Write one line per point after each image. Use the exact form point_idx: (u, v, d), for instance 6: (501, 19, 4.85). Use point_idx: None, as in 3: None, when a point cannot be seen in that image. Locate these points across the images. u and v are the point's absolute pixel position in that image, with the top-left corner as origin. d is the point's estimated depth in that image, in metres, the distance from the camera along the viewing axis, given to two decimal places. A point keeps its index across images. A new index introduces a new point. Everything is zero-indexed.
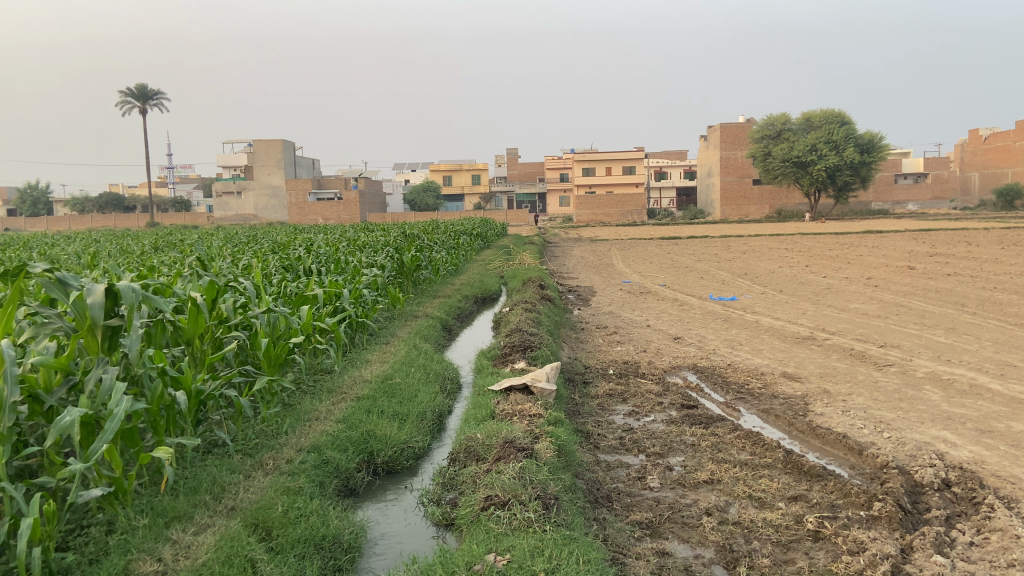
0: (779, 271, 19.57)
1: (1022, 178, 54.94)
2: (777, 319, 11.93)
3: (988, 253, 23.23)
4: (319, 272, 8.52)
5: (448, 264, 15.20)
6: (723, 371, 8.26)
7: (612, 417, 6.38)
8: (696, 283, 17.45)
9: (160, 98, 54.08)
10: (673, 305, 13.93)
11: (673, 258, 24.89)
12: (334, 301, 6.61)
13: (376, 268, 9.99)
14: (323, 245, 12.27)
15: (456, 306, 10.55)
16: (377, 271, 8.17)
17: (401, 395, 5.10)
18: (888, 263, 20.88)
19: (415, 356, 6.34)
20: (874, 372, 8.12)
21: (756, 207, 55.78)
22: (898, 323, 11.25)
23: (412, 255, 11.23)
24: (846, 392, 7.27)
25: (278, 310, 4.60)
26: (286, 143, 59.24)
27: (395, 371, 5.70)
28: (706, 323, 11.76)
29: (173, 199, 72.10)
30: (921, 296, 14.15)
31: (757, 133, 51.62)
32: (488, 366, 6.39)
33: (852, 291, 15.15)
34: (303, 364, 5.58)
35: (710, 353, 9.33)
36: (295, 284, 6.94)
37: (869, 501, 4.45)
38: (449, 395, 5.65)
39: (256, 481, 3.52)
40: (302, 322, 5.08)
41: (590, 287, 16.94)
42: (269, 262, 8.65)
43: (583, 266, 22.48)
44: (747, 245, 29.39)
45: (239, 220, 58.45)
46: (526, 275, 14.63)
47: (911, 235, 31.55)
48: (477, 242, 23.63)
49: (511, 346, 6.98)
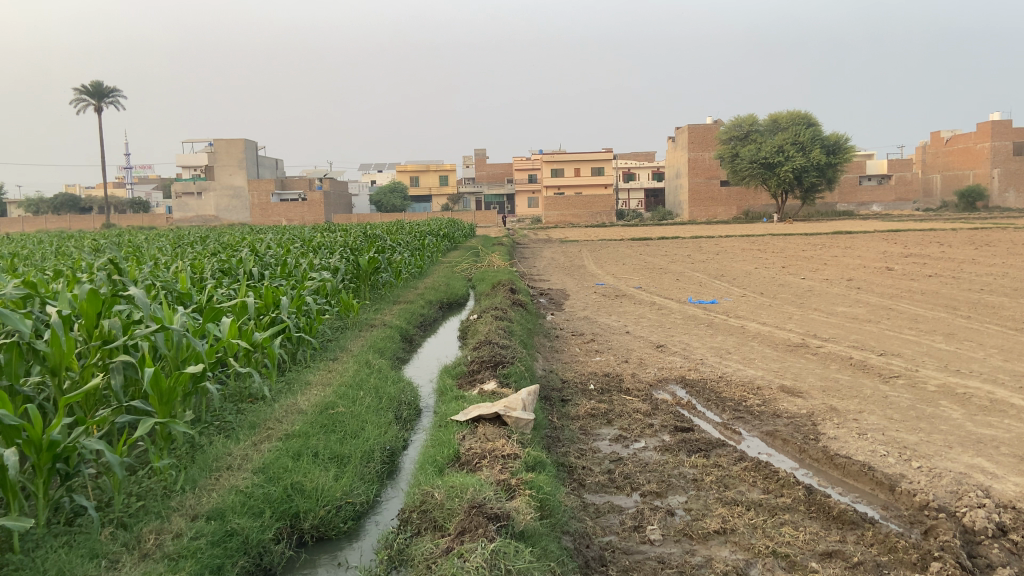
0: (756, 273, 18.86)
1: (985, 179, 55.30)
2: (763, 324, 11.14)
3: (964, 253, 22.76)
4: (262, 277, 7.56)
5: (412, 266, 14.22)
6: (715, 385, 7.43)
7: (596, 445, 5.51)
8: (673, 286, 16.65)
9: (117, 96, 52.23)
10: (650, 309, 13.14)
11: (645, 259, 24.17)
12: (270, 311, 5.67)
13: (330, 271, 9.05)
14: (272, 246, 11.18)
15: (418, 314, 9.56)
16: (325, 275, 7.20)
17: (343, 429, 4.18)
18: (866, 264, 20.30)
19: (365, 376, 5.39)
20: (881, 385, 7.33)
21: (724, 209, 55.46)
22: (891, 328, 10.51)
23: (370, 256, 10.22)
24: (858, 410, 6.45)
25: (179, 325, 3.69)
26: (248, 142, 57.81)
27: (339, 395, 4.75)
28: (689, 329, 10.92)
29: (131, 200, 70.08)
30: (908, 299, 13.49)
31: (725, 134, 51.33)
32: (453, 387, 5.43)
33: (835, 293, 14.45)
34: (228, 389, 4.66)
35: (698, 363, 8.49)
36: (225, 292, 5.96)
37: (922, 560, 3.63)
38: (405, 425, 4.72)
39: (123, 572, 2.64)
40: (218, 338, 4.16)
41: (562, 290, 16.08)
42: (203, 266, 7.66)
43: (554, 268, 21.69)
44: (719, 246, 28.77)
45: (199, 221, 56.70)
46: (494, 278, 13.71)
47: (882, 236, 31.18)
48: (443, 243, 22.71)
49: (480, 362, 6.04)
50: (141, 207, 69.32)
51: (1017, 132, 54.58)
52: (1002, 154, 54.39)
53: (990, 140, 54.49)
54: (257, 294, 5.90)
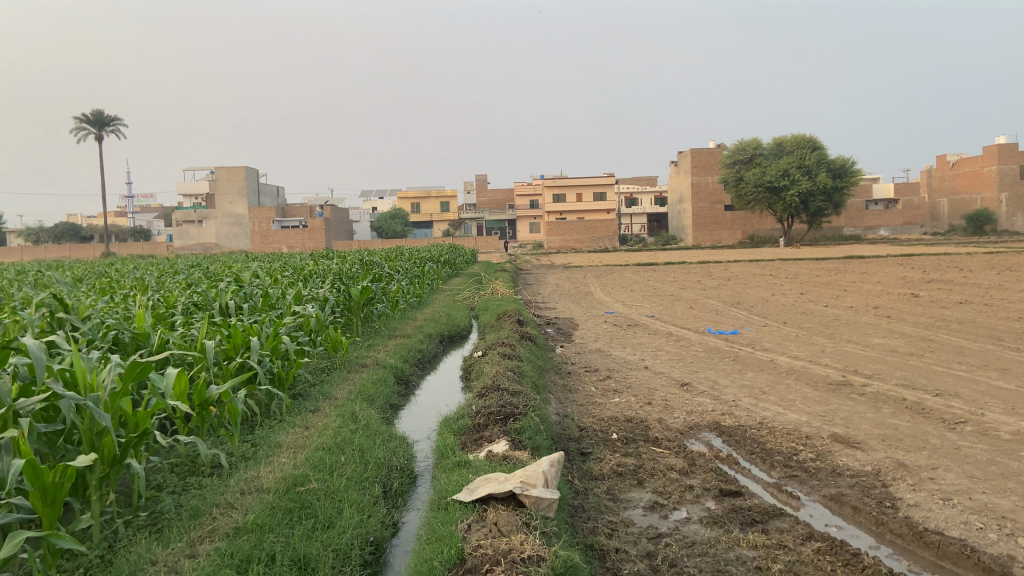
0: (774, 301, 17.89)
1: (992, 203, 54.45)
2: (794, 358, 10.20)
3: (987, 279, 21.76)
4: (239, 312, 6.69)
5: (411, 296, 13.30)
6: (757, 433, 6.48)
7: (629, 516, 4.57)
8: (688, 314, 15.70)
9: (118, 123, 51.77)
10: (668, 340, 12.21)
11: (655, 285, 23.26)
12: (237, 355, 4.79)
13: (319, 301, 8.16)
14: (258, 274, 10.28)
15: (416, 350, 8.61)
16: (309, 310, 6.32)
17: (315, 515, 3.26)
18: (887, 291, 19.32)
19: (348, 435, 4.47)
20: (948, 433, 6.37)
21: (729, 233, 54.70)
22: (937, 363, 9.55)
23: (363, 286, 9.30)
24: (931, 467, 5.47)
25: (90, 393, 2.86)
26: (249, 169, 57.31)
27: (314, 463, 3.83)
28: (714, 364, 9.96)
29: (131, 228, 69.43)
30: (945, 328, 12.52)
31: (729, 158, 50.61)
32: (456, 449, 4.49)
33: (864, 323, 13.48)
34: (174, 458, 3.76)
35: (731, 406, 7.52)
36: (183, 334, 5.07)
37: None
38: (395, 503, 3.79)
39: None
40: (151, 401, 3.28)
41: (571, 319, 15.18)
42: (172, 301, 6.79)
43: (560, 295, 20.80)
44: (729, 272, 27.79)
45: (200, 248, 55.88)
46: (499, 308, 12.80)
47: (896, 261, 30.19)
48: (445, 271, 21.84)
49: (487, 415, 5.10)
50: (142, 235, 68.80)
51: None
52: (1009, 178, 53.61)
53: (996, 163, 53.74)
54: (224, 334, 5.02)
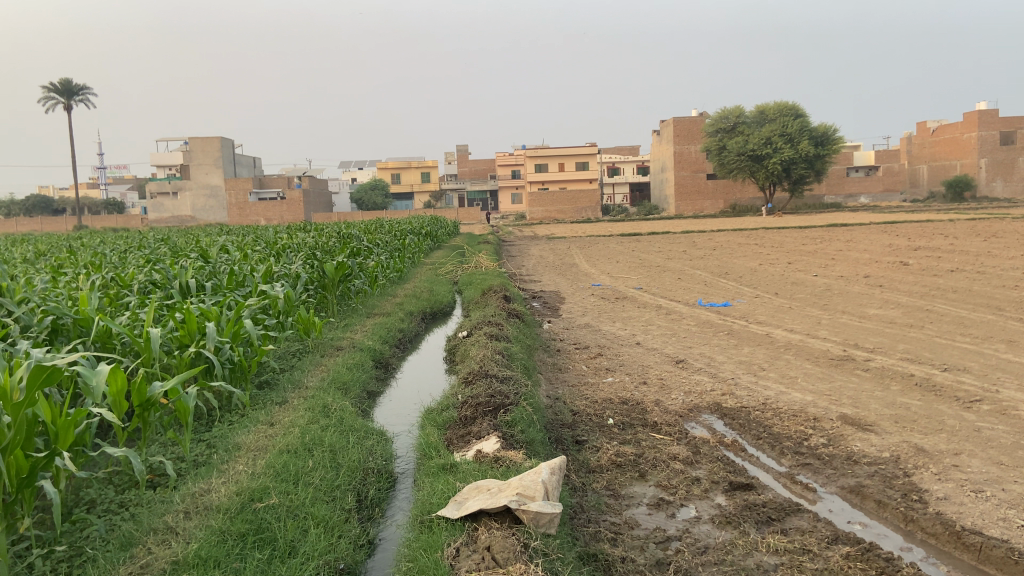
0: (763, 270, 17.49)
1: (971, 169, 54.37)
2: (792, 331, 9.78)
3: (973, 245, 21.46)
4: (201, 292, 6.18)
5: (391, 270, 12.74)
6: (762, 415, 6.05)
7: (632, 516, 4.13)
8: (676, 285, 15.24)
9: (87, 93, 50.22)
10: (658, 313, 11.76)
11: (640, 256, 22.78)
12: (192, 343, 4.37)
13: (290, 278, 7.62)
14: (227, 249, 9.68)
15: (396, 330, 8.08)
16: (278, 289, 5.83)
17: (269, 545, 2.93)
18: (876, 259, 18.97)
19: (316, 430, 4.09)
20: (964, 413, 5.98)
21: (711, 202, 54.33)
22: (939, 335, 9.18)
23: (338, 263, 8.74)
24: (954, 453, 5.06)
25: None
26: (225, 140, 56.12)
27: (274, 472, 3.48)
28: (708, 339, 9.51)
29: (104, 200, 67.84)
30: (941, 298, 12.16)
31: (711, 127, 50.02)
32: (440, 449, 4.01)
33: (857, 293, 13.11)
34: (114, 471, 3.41)
35: (731, 385, 7.08)
36: (130, 320, 4.60)
37: None
38: (366, 516, 3.45)
39: None
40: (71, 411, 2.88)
41: (557, 293, 14.69)
42: (127, 280, 6.22)
43: (544, 267, 20.28)
44: (714, 241, 27.39)
45: (176, 221, 54.86)
46: (483, 282, 12.27)
47: (880, 228, 29.93)
48: (426, 243, 21.27)
49: (473, 407, 4.63)
50: (116, 207, 67.11)
51: (1003, 121, 53.70)
52: (989, 144, 53.46)
53: (977, 130, 53.56)
54: (178, 320, 4.55)
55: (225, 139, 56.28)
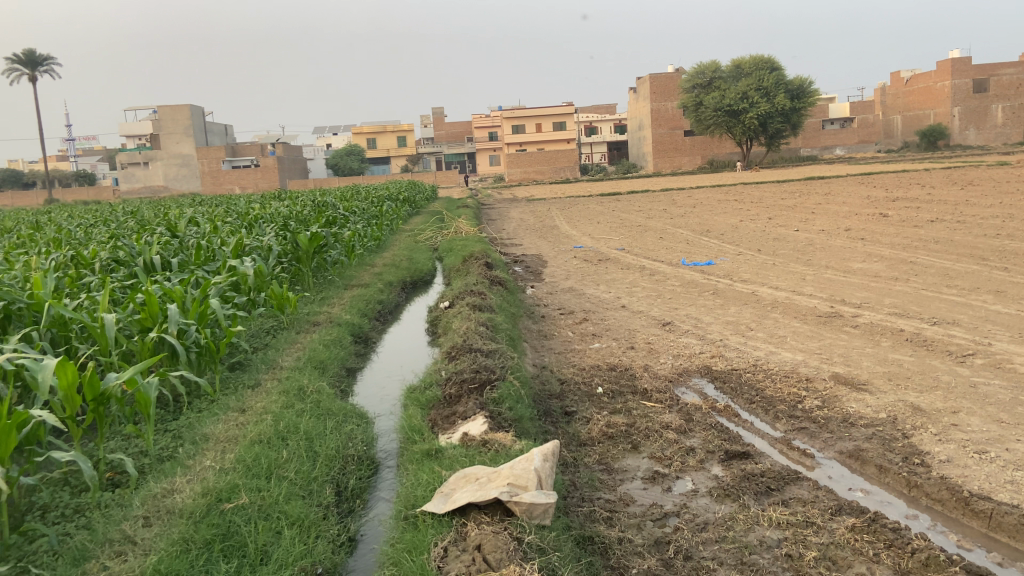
0: (744, 227, 17.31)
1: (944, 118, 54.29)
2: (777, 288, 9.63)
3: (951, 194, 21.38)
4: (168, 269, 5.92)
5: (368, 239, 12.45)
6: (754, 378, 5.90)
7: (626, 491, 3.96)
8: (658, 245, 15.06)
9: (50, 63, 48.76)
10: (642, 274, 11.57)
11: (621, 215, 22.54)
12: (154, 327, 4.13)
13: (262, 250, 7.35)
14: (195, 222, 9.35)
15: (375, 302, 7.85)
16: (248, 264, 5.56)
17: (239, 554, 2.77)
18: (856, 211, 18.84)
19: (290, 416, 3.89)
20: (958, 369, 5.85)
21: (689, 158, 54.05)
22: (926, 288, 9.05)
23: (312, 234, 8.47)
24: (951, 411, 4.93)
25: None
26: (194, 108, 54.89)
27: (244, 468, 3.29)
28: (693, 300, 9.34)
29: (73, 173, 66.34)
30: (924, 249, 12.06)
31: (688, 82, 49.50)
32: (425, 432, 3.81)
33: (840, 247, 12.98)
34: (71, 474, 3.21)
35: (720, 347, 6.93)
36: (87, 302, 4.33)
37: None
38: (345, 510, 3.29)
39: None
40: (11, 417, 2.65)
41: (538, 256, 14.45)
42: (89, 258, 5.93)
43: (524, 230, 20.01)
44: (693, 198, 27.18)
45: (147, 192, 53.80)
46: (463, 249, 12.01)
47: (857, 180, 29.83)
48: (404, 209, 20.89)
49: (458, 383, 4.43)
50: (86, 178, 65.62)
51: (977, 69, 53.57)
52: (962, 92, 53.35)
53: (951, 78, 53.39)
54: (139, 302, 4.30)
55: (194, 108, 55.08)
